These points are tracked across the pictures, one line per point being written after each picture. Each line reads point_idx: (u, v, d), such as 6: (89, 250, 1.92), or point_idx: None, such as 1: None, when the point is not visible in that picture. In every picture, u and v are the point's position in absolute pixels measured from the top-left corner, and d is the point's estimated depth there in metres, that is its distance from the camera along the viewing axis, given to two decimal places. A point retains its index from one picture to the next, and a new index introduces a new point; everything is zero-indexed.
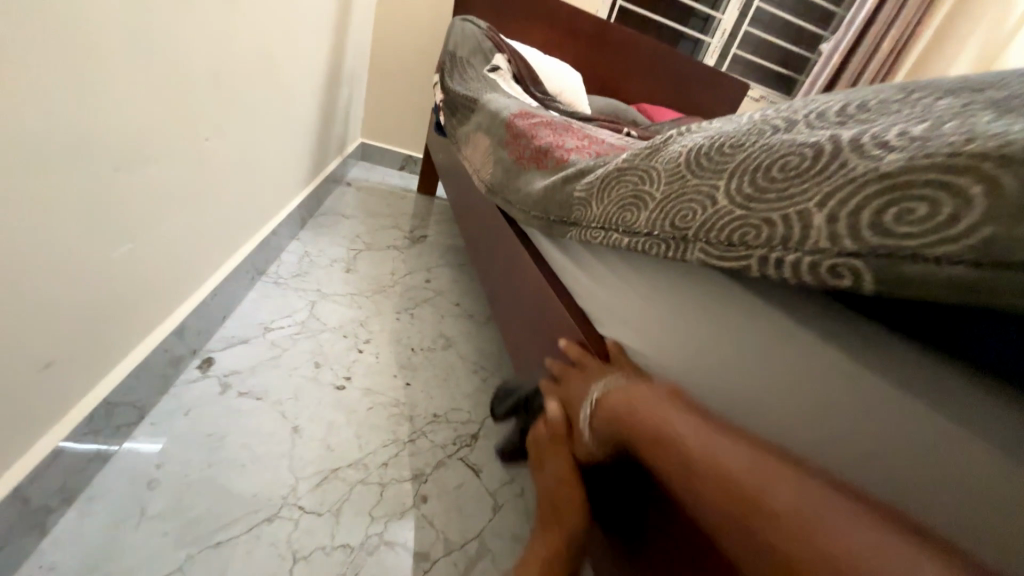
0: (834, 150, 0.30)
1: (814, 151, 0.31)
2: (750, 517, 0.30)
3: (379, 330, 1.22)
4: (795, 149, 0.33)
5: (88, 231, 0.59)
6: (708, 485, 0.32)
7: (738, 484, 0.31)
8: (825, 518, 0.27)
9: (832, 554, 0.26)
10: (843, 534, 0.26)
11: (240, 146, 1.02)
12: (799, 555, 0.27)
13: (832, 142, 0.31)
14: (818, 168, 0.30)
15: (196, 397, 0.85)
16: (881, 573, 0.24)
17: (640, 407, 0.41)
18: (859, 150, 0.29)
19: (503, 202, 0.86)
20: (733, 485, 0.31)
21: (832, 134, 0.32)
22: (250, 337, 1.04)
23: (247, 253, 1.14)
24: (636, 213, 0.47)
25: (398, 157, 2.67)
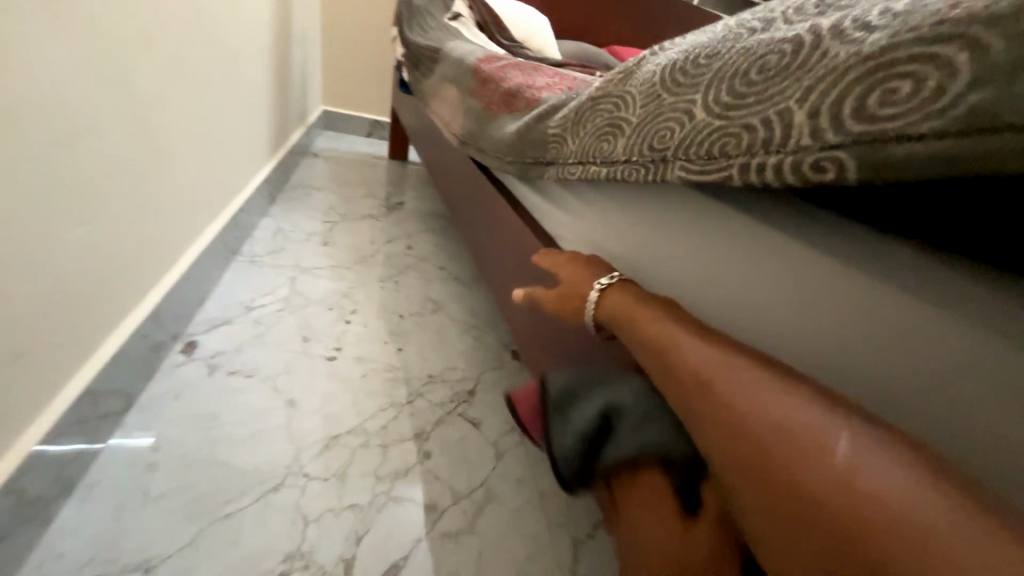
0: (814, 41, 0.29)
1: (794, 45, 0.30)
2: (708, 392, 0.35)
3: (365, 299, 1.20)
4: (773, 48, 0.31)
5: (31, 215, 0.54)
6: (674, 368, 0.39)
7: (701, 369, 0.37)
8: (772, 395, 0.33)
9: (777, 420, 0.32)
10: (786, 409, 0.32)
11: (189, 118, 0.95)
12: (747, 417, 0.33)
13: (814, 32, 0.29)
14: (798, 64, 0.29)
15: (184, 379, 0.84)
16: (808, 433, 0.30)
17: (635, 312, 0.45)
18: (841, 36, 0.27)
19: (477, 152, 0.83)
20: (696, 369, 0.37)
21: (811, 26, 0.30)
22: (231, 317, 1.02)
23: (215, 232, 1.09)
24: (613, 142, 0.46)
25: (364, 123, 2.55)
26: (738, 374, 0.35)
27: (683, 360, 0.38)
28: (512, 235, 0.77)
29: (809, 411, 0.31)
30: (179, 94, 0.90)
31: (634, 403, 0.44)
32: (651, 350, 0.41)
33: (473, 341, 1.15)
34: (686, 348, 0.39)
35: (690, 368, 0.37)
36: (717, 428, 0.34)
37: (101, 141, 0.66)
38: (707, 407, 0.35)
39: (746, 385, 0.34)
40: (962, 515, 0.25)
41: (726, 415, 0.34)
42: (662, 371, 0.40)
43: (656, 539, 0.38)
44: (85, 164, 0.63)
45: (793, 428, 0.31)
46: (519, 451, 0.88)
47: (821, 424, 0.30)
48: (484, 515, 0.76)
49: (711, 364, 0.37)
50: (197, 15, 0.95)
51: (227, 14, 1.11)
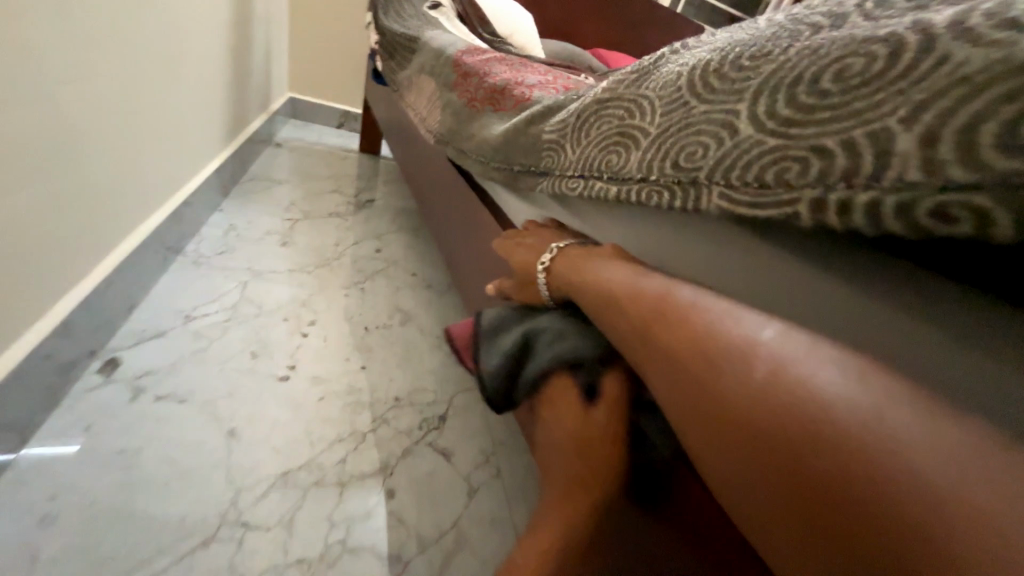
0: (923, 44, 0.21)
1: (891, 48, 0.22)
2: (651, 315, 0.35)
3: (327, 308, 1.09)
4: (856, 50, 0.24)
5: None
6: (622, 303, 0.38)
7: (646, 299, 0.36)
8: (708, 310, 0.33)
9: (713, 331, 0.31)
10: (721, 320, 0.31)
11: (119, 97, 0.81)
12: (685, 334, 0.32)
13: (920, 31, 0.22)
14: (897, 73, 0.22)
15: (99, 407, 0.71)
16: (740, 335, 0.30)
17: (585, 270, 0.44)
18: (969, 39, 0.20)
19: (457, 152, 0.74)
20: (643, 300, 0.37)
21: (914, 23, 0.23)
22: (167, 328, 0.89)
23: (151, 229, 0.95)
24: (625, 155, 0.38)
25: (334, 113, 2.39)
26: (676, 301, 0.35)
27: (627, 292, 0.38)
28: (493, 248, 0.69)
29: (740, 318, 0.31)
30: (104, 68, 0.76)
31: (552, 321, 0.45)
32: (599, 292, 0.41)
33: (446, 357, 1.05)
34: (633, 284, 0.38)
35: (632, 301, 0.37)
36: (660, 348, 0.33)
37: None
38: (650, 330, 0.35)
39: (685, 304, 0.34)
40: (891, 402, 0.25)
41: (669, 334, 0.33)
42: (608, 309, 0.39)
43: (566, 439, 0.40)
44: None
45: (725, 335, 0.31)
46: (494, 487, 0.79)
47: (751, 328, 0.30)
48: (454, 565, 0.67)
49: (658, 292, 0.36)
50: None
51: None
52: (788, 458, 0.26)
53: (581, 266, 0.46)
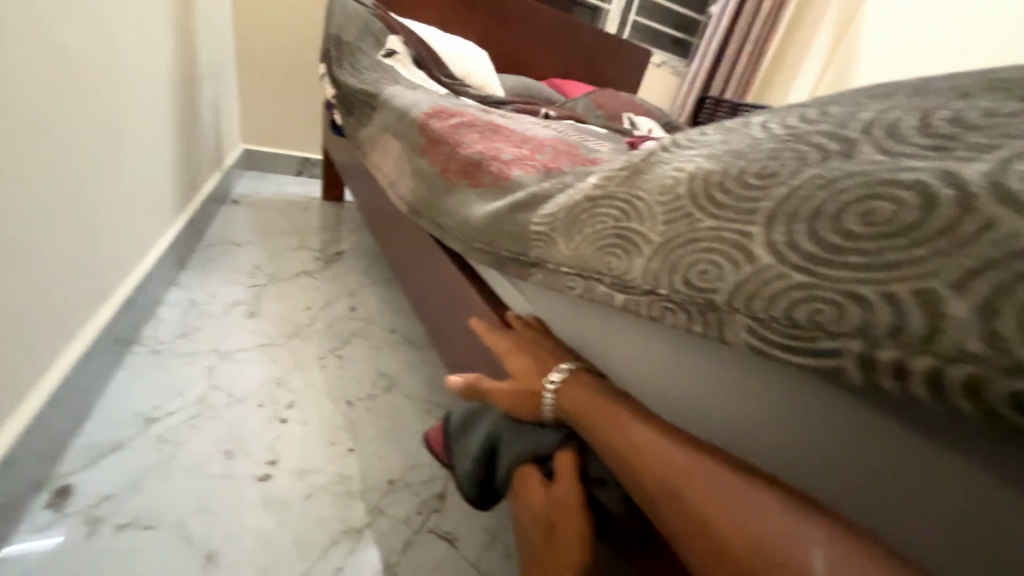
0: (960, 201, 0.22)
1: (923, 198, 0.23)
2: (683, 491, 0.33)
3: (305, 385, 1.02)
4: (885, 194, 0.24)
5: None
6: (647, 467, 0.35)
7: (673, 470, 0.34)
8: (746, 502, 0.30)
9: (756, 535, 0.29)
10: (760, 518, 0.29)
11: (54, 193, 0.74)
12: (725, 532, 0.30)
13: (956, 184, 0.22)
14: (936, 228, 0.22)
15: (50, 553, 0.63)
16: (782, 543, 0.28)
17: (595, 407, 0.40)
18: (1013, 205, 0.20)
19: (434, 225, 0.71)
20: (669, 470, 0.34)
21: (945, 173, 0.23)
22: (126, 438, 0.80)
23: (100, 327, 0.87)
24: (625, 260, 0.36)
25: (293, 160, 2.33)
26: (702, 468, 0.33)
27: (643, 454, 0.36)
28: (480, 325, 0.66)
29: (780, 518, 0.29)
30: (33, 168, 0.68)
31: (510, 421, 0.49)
32: (617, 447, 0.37)
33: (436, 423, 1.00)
34: (652, 442, 0.36)
35: (654, 468, 0.35)
36: (700, 544, 0.31)
37: None
38: (684, 516, 0.32)
39: (714, 486, 0.32)
40: None
41: (707, 527, 0.31)
42: (631, 468, 0.36)
43: (536, 521, 0.43)
44: None
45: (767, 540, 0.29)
46: (505, 570, 0.75)
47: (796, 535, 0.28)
48: None
49: (681, 465, 0.34)
50: (60, 63, 0.75)
51: (107, 59, 0.91)
52: None
53: (589, 399, 0.41)
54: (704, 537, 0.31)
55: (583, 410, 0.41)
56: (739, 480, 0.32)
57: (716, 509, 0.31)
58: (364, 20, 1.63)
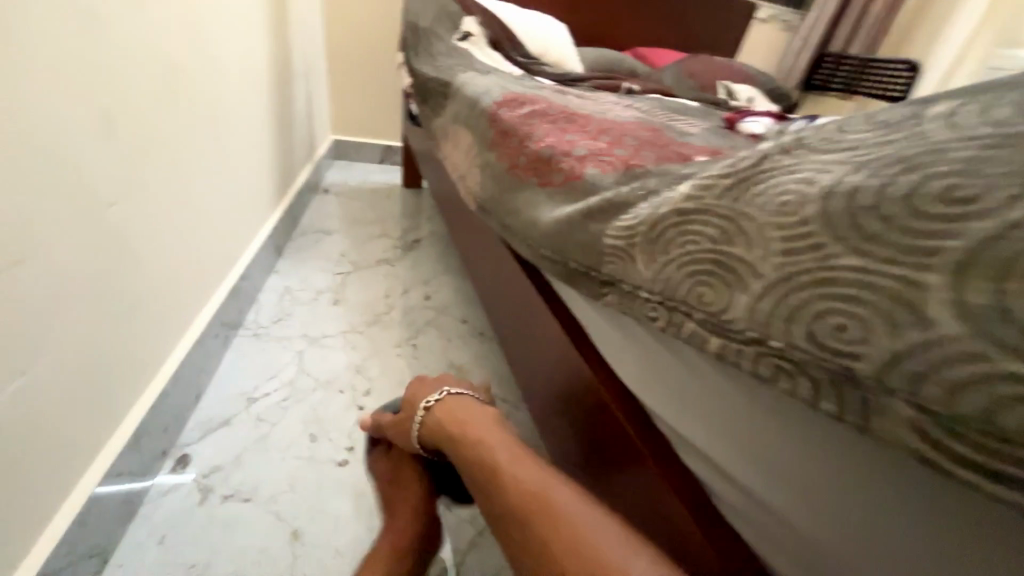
0: None
1: None
2: (534, 510, 0.43)
3: (381, 373, 1.07)
4: None
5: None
6: (506, 486, 0.47)
7: (530, 490, 0.45)
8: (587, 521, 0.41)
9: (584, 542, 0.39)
10: (593, 529, 0.40)
11: (172, 197, 0.83)
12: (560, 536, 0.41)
13: None
14: None
15: (170, 514, 0.72)
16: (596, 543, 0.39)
17: (468, 428, 0.56)
18: None
19: (502, 226, 0.67)
20: (530, 491, 0.45)
21: None
22: (231, 415, 0.90)
23: (212, 313, 0.97)
24: (721, 295, 0.29)
25: (376, 149, 2.43)
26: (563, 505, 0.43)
27: (501, 469, 0.49)
28: (542, 332, 0.61)
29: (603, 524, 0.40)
30: (152, 178, 0.77)
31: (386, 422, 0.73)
32: (481, 463, 0.51)
33: None
34: (507, 460, 0.49)
35: (512, 483, 0.47)
36: (537, 541, 0.42)
37: (42, 264, 0.54)
38: (535, 523, 0.43)
39: (562, 498, 0.43)
40: None
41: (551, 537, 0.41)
42: (492, 485, 0.48)
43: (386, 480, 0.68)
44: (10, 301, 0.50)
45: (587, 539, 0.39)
46: None
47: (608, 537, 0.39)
48: None
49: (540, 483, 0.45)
50: (172, 76, 0.82)
51: (212, 67, 0.99)
52: None
53: (460, 422, 0.58)
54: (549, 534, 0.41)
55: (461, 428, 0.56)
56: (575, 495, 0.44)
57: (559, 518, 0.42)
58: (442, 3, 1.61)
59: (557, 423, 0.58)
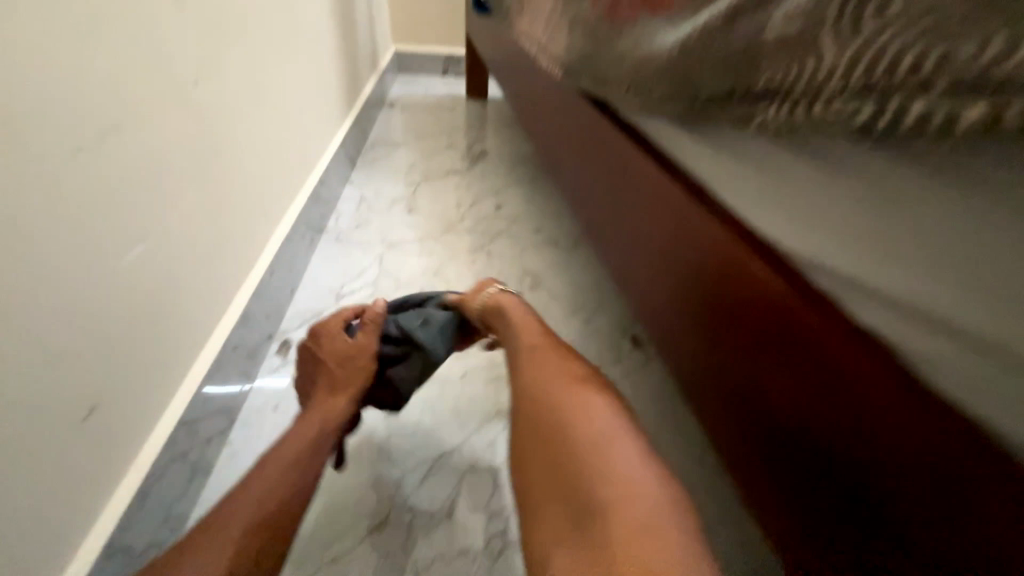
0: None
1: None
2: (536, 355, 0.58)
3: (458, 277, 1.06)
4: None
5: (45, 241, 0.43)
6: (523, 344, 0.61)
7: (541, 347, 0.60)
8: (573, 369, 0.55)
9: (566, 374, 0.54)
10: (575, 374, 0.54)
11: (248, 85, 0.81)
12: (547, 369, 0.56)
13: None
14: None
15: (280, 388, 0.79)
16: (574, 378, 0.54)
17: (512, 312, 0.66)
18: None
19: (599, 84, 0.57)
20: (542, 348, 0.59)
21: None
22: (323, 309, 0.94)
23: (297, 213, 0.99)
24: (988, 38, 0.21)
25: (439, 59, 2.28)
26: (566, 372, 0.55)
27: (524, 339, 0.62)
28: (658, 197, 0.54)
29: (581, 374, 0.55)
30: (227, 61, 0.75)
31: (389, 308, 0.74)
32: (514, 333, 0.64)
33: (583, 327, 0.95)
34: (535, 334, 0.63)
35: (527, 343, 0.61)
36: (528, 371, 0.57)
37: (137, 132, 0.54)
38: (532, 364, 0.58)
39: (559, 359, 0.57)
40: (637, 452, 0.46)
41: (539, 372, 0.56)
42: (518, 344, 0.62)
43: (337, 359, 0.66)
44: (115, 165, 0.51)
45: (564, 375, 0.54)
46: None
47: (578, 374, 0.55)
48: None
49: (546, 347, 0.59)
50: None
51: None
52: (567, 451, 0.47)
53: (505, 307, 0.67)
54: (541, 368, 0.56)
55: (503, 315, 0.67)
56: (569, 358, 0.57)
57: (558, 364, 0.56)
58: None
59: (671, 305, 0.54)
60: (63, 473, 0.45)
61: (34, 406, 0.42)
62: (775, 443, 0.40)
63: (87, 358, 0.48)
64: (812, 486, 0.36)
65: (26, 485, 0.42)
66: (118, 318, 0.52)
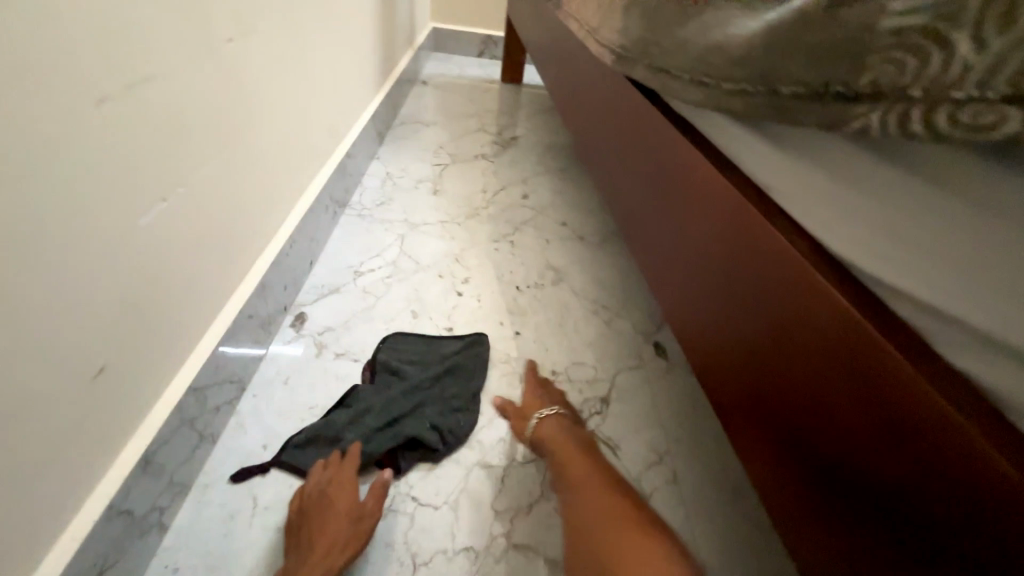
0: None
1: None
2: (584, 484, 0.60)
3: (478, 264, 1.03)
4: None
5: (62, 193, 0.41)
6: (573, 471, 0.62)
7: (588, 474, 0.61)
8: (619, 502, 0.56)
9: (610, 508, 0.55)
10: (621, 508, 0.55)
11: (281, 47, 0.79)
12: (595, 502, 0.57)
13: None
14: None
15: (292, 361, 0.78)
16: (618, 513, 0.55)
17: (561, 440, 0.65)
18: None
19: (652, 73, 0.53)
20: (589, 476, 0.60)
21: None
22: (340, 285, 0.92)
23: (321, 184, 0.97)
24: None
25: (476, 39, 2.22)
26: (613, 508, 0.55)
27: (570, 465, 0.63)
28: (711, 198, 0.49)
29: (626, 509, 0.55)
30: (262, 20, 0.72)
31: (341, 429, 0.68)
32: (563, 457, 0.64)
33: (604, 327, 0.92)
34: (578, 459, 0.63)
35: (574, 473, 0.62)
36: (578, 505, 0.58)
37: (166, 89, 0.52)
38: (583, 497, 0.58)
39: (604, 494, 0.58)
40: None
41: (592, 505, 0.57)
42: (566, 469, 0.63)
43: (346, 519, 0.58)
44: (143, 122, 0.49)
45: (609, 511, 0.55)
46: (667, 495, 0.69)
47: (624, 509, 0.55)
48: None
49: (592, 480, 0.60)
50: None
51: None
52: None
53: (558, 437, 0.65)
54: (594, 503, 0.57)
55: (551, 441, 0.66)
56: (616, 491, 0.58)
57: (602, 498, 0.57)
58: None
59: (714, 253, 0.49)
60: (65, 432, 0.44)
61: (45, 361, 0.42)
62: (802, 436, 0.38)
63: (100, 318, 0.47)
64: (793, 453, 0.40)
65: (34, 439, 0.41)
66: (134, 280, 0.50)
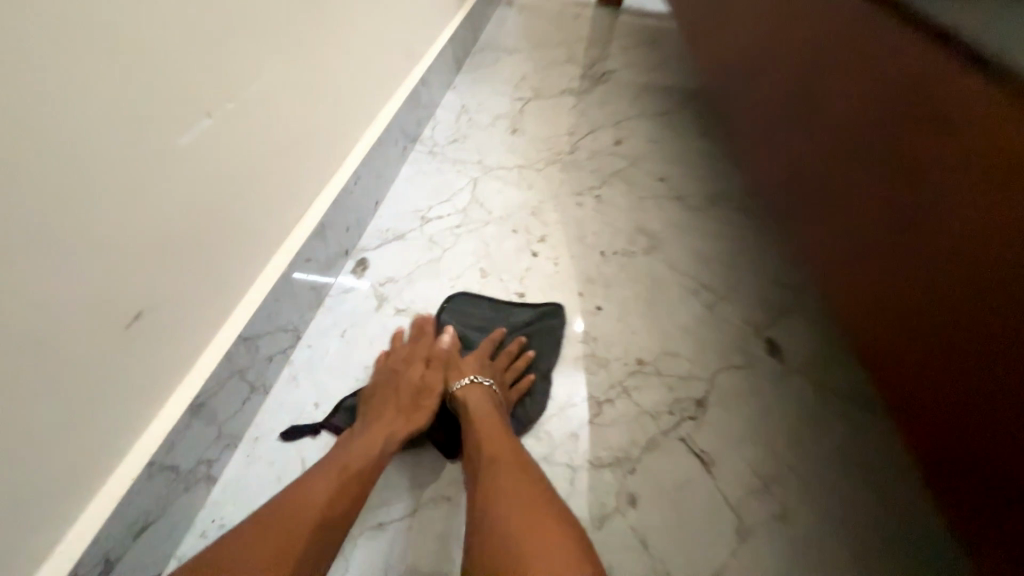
0: None
1: None
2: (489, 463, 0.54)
3: (559, 220, 0.88)
4: None
5: None
6: (485, 443, 0.56)
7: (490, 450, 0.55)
8: (515, 479, 0.52)
9: (506, 488, 0.51)
10: (516, 484, 0.51)
11: None
12: (491, 480, 0.52)
13: None
14: None
15: (351, 311, 0.71)
16: (518, 489, 0.51)
17: (478, 409, 0.59)
18: None
19: None
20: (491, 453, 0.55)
21: None
22: (405, 232, 0.83)
23: (391, 113, 0.85)
24: None
25: None
26: (512, 481, 0.52)
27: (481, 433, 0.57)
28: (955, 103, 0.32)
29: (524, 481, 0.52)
30: None
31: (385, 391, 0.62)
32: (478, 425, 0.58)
33: (706, 313, 0.76)
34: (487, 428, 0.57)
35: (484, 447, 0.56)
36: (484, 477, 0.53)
37: None
38: (487, 469, 0.53)
39: (505, 468, 0.53)
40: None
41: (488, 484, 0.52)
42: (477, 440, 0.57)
43: (410, 390, 0.61)
44: (139, 9, 0.39)
45: (510, 488, 0.51)
46: (771, 535, 0.56)
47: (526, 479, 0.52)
48: None
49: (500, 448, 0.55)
50: None
51: None
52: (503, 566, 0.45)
53: (478, 405, 0.60)
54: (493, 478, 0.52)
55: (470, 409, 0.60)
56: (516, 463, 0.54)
57: (507, 474, 0.52)
58: None
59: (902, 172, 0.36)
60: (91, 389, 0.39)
61: (44, 308, 0.35)
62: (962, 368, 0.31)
63: (116, 258, 0.39)
64: (933, 375, 0.33)
65: (44, 392, 0.36)
66: (164, 216, 0.43)
